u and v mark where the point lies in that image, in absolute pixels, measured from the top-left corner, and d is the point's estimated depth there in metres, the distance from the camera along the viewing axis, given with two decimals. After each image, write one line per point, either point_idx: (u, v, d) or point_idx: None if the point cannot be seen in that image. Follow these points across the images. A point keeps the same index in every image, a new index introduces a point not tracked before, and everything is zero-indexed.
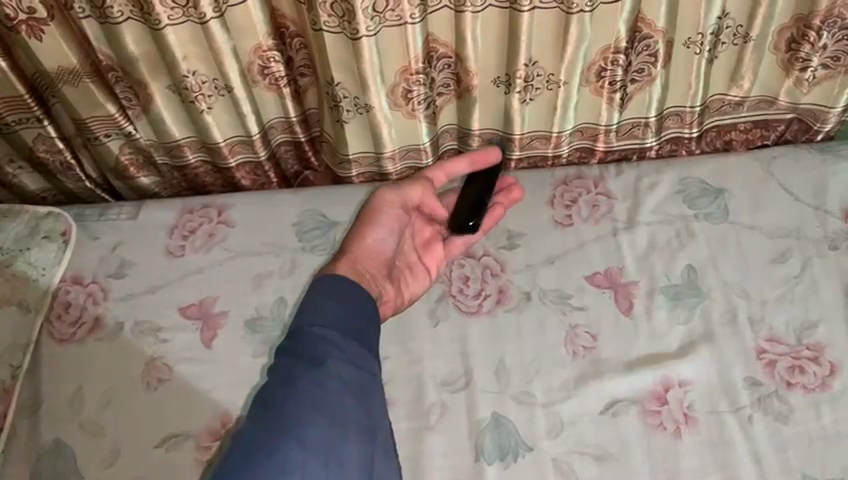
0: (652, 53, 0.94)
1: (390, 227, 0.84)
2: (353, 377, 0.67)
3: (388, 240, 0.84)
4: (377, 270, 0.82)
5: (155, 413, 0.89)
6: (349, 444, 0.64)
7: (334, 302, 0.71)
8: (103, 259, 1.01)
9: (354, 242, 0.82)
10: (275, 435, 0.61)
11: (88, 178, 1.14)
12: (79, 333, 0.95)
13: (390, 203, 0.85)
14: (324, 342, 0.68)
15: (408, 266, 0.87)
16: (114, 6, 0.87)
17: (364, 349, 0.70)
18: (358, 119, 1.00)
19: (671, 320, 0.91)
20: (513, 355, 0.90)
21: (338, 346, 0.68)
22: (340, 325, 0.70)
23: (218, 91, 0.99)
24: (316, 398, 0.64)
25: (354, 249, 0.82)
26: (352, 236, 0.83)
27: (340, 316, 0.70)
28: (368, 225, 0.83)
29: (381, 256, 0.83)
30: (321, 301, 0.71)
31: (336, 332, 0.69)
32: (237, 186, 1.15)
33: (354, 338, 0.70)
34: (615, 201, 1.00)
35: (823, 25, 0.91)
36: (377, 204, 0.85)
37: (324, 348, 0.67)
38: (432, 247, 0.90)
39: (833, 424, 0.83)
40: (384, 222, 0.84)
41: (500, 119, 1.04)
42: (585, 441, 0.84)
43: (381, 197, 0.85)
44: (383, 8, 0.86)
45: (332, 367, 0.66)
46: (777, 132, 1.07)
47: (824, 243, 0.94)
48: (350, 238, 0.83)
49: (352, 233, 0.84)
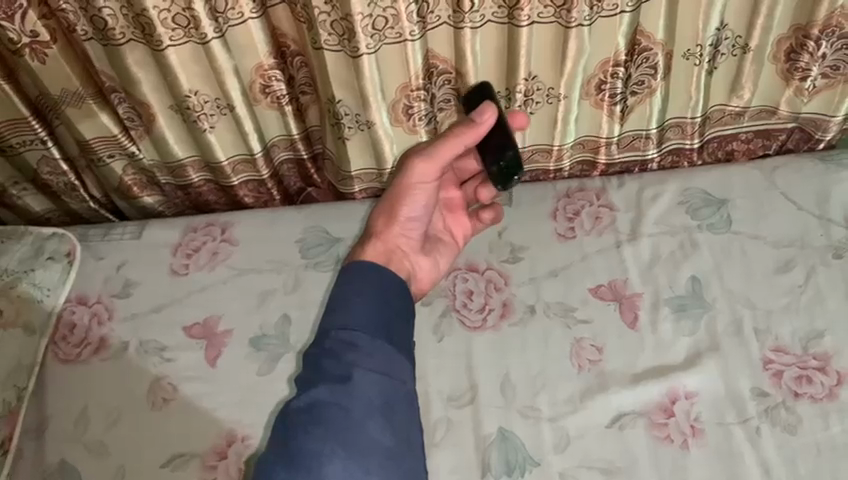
0: (652, 66, 0.95)
1: (424, 199, 0.82)
2: (380, 393, 0.65)
3: (419, 210, 0.83)
4: (410, 248, 0.83)
5: (161, 432, 0.89)
6: (372, 475, 0.62)
7: (362, 302, 0.70)
8: (107, 279, 1.02)
9: (383, 222, 0.82)
10: (296, 472, 0.61)
11: (92, 198, 1.14)
12: (85, 353, 0.95)
13: (424, 175, 0.81)
14: (349, 349, 0.67)
15: (442, 241, 0.89)
16: (116, 28, 0.88)
17: (394, 356, 0.68)
18: (359, 136, 1.01)
19: (677, 333, 0.90)
20: (519, 369, 0.90)
21: (363, 356, 0.66)
22: (366, 331, 0.68)
23: (220, 110, 1.00)
24: (338, 422, 0.63)
25: (386, 228, 0.82)
26: (380, 216, 0.82)
27: (368, 321, 0.69)
28: (399, 204, 0.82)
29: (415, 232, 0.83)
30: (347, 305, 0.70)
31: (363, 339, 0.67)
32: (240, 204, 1.16)
33: (383, 344, 0.68)
34: (617, 213, 1.00)
35: (822, 34, 0.92)
36: (413, 179, 0.81)
37: (348, 360, 0.66)
38: (461, 214, 0.91)
39: (842, 434, 0.82)
40: (419, 196, 0.82)
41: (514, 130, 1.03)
42: (592, 455, 0.83)
43: (413, 175, 0.81)
44: (382, 25, 0.87)
45: (358, 381, 0.65)
46: (779, 141, 1.07)
47: (828, 251, 0.94)
48: (379, 218, 0.82)
49: (382, 211, 0.83)
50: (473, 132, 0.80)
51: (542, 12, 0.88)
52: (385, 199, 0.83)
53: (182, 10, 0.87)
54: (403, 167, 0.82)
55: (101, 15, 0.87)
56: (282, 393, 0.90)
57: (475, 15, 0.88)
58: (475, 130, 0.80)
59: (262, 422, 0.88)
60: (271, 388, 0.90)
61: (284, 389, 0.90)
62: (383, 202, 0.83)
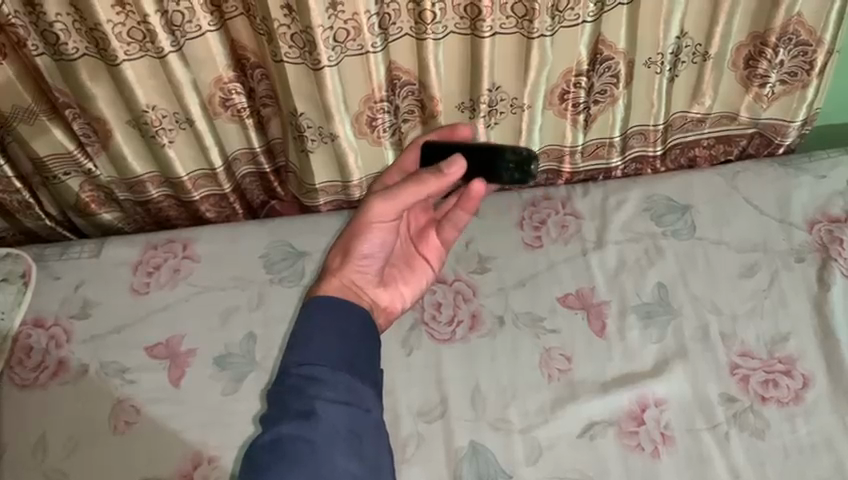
0: (614, 74, 0.95)
1: (381, 237, 0.77)
2: (345, 423, 0.63)
3: (378, 247, 0.77)
4: (368, 283, 0.77)
5: (123, 457, 0.86)
6: None
7: (324, 334, 0.67)
8: (65, 299, 0.99)
9: (340, 259, 0.76)
10: None
11: (47, 216, 1.10)
12: (42, 377, 0.93)
13: (384, 215, 0.75)
14: (311, 381, 0.64)
15: (406, 268, 0.82)
16: (69, 43, 0.86)
17: (358, 384, 0.65)
18: (323, 148, 0.99)
19: (644, 340, 0.91)
20: (489, 381, 0.89)
21: (327, 387, 0.64)
22: (328, 362, 0.65)
23: (179, 125, 0.98)
24: (303, 456, 0.61)
25: (341, 265, 0.76)
26: (339, 251, 0.77)
27: (331, 352, 0.66)
28: (358, 240, 0.76)
29: (372, 268, 0.77)
30: (307, 337, 0.66)
31: (325, 372, 0.65)
32: (202, 219, 1.13)
33: (346, 374, 0.65)
34: (583, 221, 1.00)
35: (779, 41, 0.93)
36: (370, 218, 0.75)
37: (311, 395, 0.63)
38: (429, 235, 0.84)
39: (809, 437, 0.83)
40: (376, 234, 0.76)
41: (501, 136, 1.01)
42: (564, 465, 0.83)
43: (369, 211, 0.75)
44: (344, 37, 0.86)
45: (322, 414, 0.62)
46: (740, 147, 1.08)
47: (791, 255, 0.95)
48: (336, 253, 0.77)
49: (340, 246, 0.78)
50: (439, 181, 0.72)
51: (503, 22, 0.88)
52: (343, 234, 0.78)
53: (138, 23, 0.85)
54: (362, 204, 0.76)
55: (53, 29, 0.85)
56: (248, 412, 0.88)
57: (437, 27, 0.87)
58: (441, 180, 0.72)
59: (228, 443, 0.86)
60: (236, 408, 0.88)
61: (249, 409, 0.88)
62: (342, 238, 0.78)
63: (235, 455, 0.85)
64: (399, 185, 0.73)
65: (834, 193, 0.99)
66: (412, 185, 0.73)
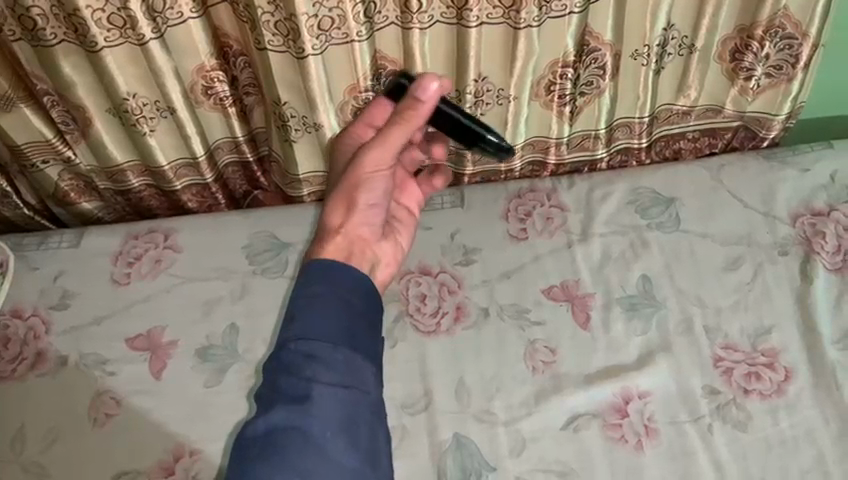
0: (601, 66, 0.95)
1: (378, 189, 0.75)
2: (342, 408, 0.59)
3: (375, 198, 0.75)
4: (371, 235, 0.76)
5: (103, 450, 0.85)
6: None
7: (321, 310, 0.63)
8: (44, 290, 0.97)
9: (342, 214, 0.75)
10: None
11: (26, 205, 1.08)
12: (20, 369, 0.91)
13: (380, 161, 0.74)
14: (308, 361, 0.60)
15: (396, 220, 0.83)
16: (47, 28, 0.85)
17: (358, 363, 0.62)
18: (307, 138, 0.98)
19: (628, 332, 0.91)
20: (473, 373, 0.89)
21: (323, 367, 0.60)
22: (327, 337, 0.62)
23: (160, 113, 0.97)
24: (296, 445, 0.57)
25: (345, 219, 0.75)
26: (336, 209, 0.75)
27: (328, 329, 0.62)
28: (357, 192, 0.75)
29: (375, 218, 0.76)
30: (306, 308, 0.63)
31: (324, 348, 0.61)
32: (183, 209, 1.12)
33: (345, 352, 0.61)
34: (568, 214, 1.00)
35: (765, 34, 0.93)
36: (366, 166, 0.74)
37: (308, 374, 0.60)
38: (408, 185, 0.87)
39: (790, 430, 0.83)
40: (376, 183, 0.75)
41: (486, 128, 1.01)
42: (548, 458, 0.83)
43: (366, 159, 0.74)
44: (328, 26, 0.85)
45: (316, 398, 0.59)
46: (724, 140, 1.09)
47: (774, 249, 0.95)
48: (336, 209, 0.75)
49: (336, 203, 0.75)
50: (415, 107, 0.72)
51: (491, 12, 0.87)
52: (337, 193, 0.76)
53: (118, 9, 0.83)
54: (354, 160, 0.75)
55: (30, 14, 0.83)
56: (230, 405, 0.87)
57: (423, 16, 0.87)
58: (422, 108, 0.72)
59: (210, 436, 0.85)
60: (218, 401, 0.87)
61: (232, 401, 0.87)
62: (334, 201, 0.76)
63: (217, 448, 0.84)
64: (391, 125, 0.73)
65: (818, 187, 1.00)
66: (402, 117, 0.73)
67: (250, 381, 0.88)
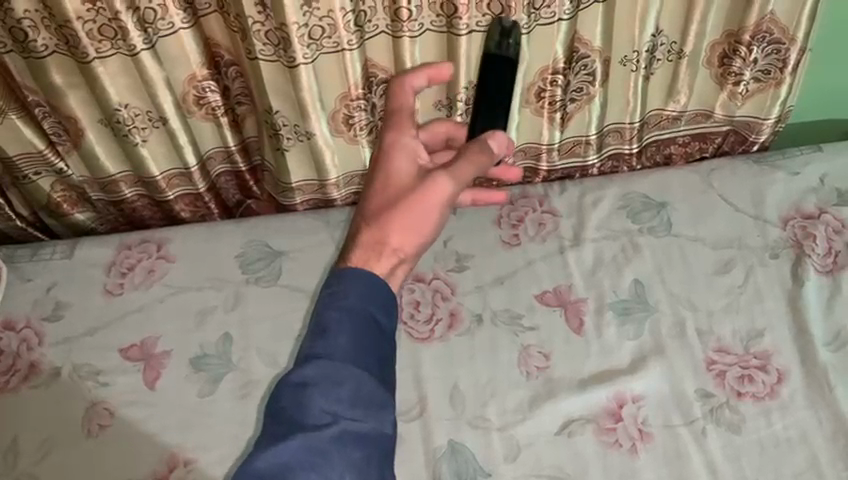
0: (590, 72, 0.95)
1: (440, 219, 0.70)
2: (358, 443, 0.58)
3: (435, 222, 0.70)
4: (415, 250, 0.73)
5: (97, 461, 0.85)
6: None
7: (345, 334, 0.61)
8: (37, 301, 0.97)
9: (402, 237, 0.68)
10: None
11: (19, 217, 1.08)
12: (14, 381, 0.91)
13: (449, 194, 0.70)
14: (328, 388, 0.59)
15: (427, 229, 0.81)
16: (38, 40, 0.85)
17: (381, 396, 0.61)
18: (299, 146, 0.98)
19: (621, 336, 0.91)
20: (468, 379, 0.89)
21: (344, 398, 0.59)
22: (355, 364, 0.61)
23: (152, 123, 0.97)
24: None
25: (401, 242, 0.68)
26: (392, 226, 0.68)
27: (350, 354, 0.61)
28: (420, 215, 0.69)
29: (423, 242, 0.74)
30: (336, 328, 0.61)
31: (346, 374, 0.60)
32: (176, 219, 1.12)
33: (365, 381, 0.60)
34: (560, 219, 1.00)
35: (753, 39, 0.94)
36: (437, 195, 0.69)
37: (330, 404, 0.59)
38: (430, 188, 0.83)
39: (784, 431, 0.84)
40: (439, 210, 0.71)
41: None
42: (543, 462, 0.83)
43: (439, 189, 0.70)
44: (319, 35, 0.85)
45: (334, 433, 0.58)
46: (715, 144, 1.09)
47: (765, 252, 0.96)
48: (393, 229, 0.68)
49: (394, 223, 0.68)
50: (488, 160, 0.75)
51: (480, 20, 0.88)
52: (395, 203, 0.70)
53: (109, 20, 0.83)
54: (424, 179, 0.70)
55: (21, 26, 0.83)
56: (225, 413, 0.87)
57: (413, 24, 0.87)
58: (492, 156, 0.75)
59: (204, 445, 0.85)
60: (212, 410, 0.87)
61: (227, 410, 0.87)
62: (391, 211, 0.69)
63: (211, 458, 0.84)
64: (462, 158, 0.72)
65: (807, 190, 1.00)
66: (474, 156, 0.73)
67: (244, 390, 0.88)
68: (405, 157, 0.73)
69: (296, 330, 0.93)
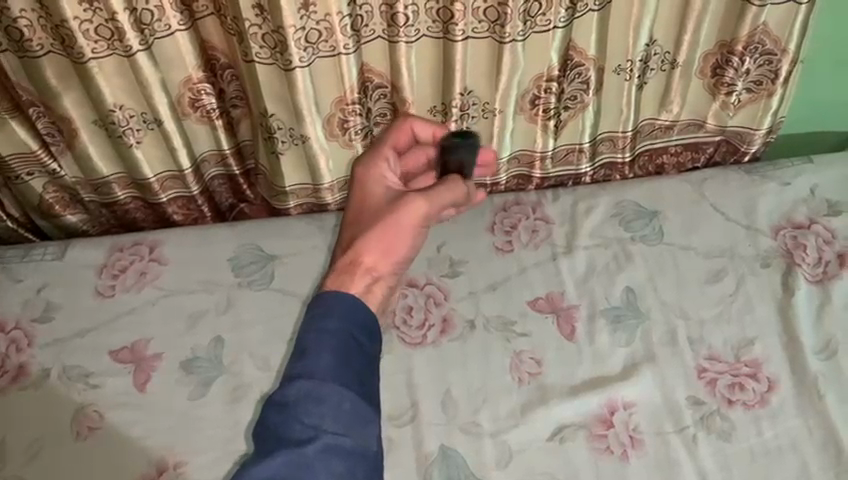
0: (584, 81, 0.96)
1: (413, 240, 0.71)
2: (343, 459, 0.57)
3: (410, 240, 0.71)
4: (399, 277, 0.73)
5: (85, 464, 0.84)
6: None
7: (327, 353, 0.60)
8: (27, 302, 0.96)
9: (376, 256, 0.68)
10: None
11: (10, 217, 1.08)
12: (2, 382, 0.90)
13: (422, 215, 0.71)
14: (311, 407, 0.58)
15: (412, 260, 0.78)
16: (34, 39, 0.85)
17: (366, 412, 0.59)
18: (294, 150, 0.98)
19: (613, 343, 0.91)
20: (460, 384, 0.89)
21: (328, 415, 0.58)
22: (337, 381, 0.59)
23: (146, 125, 0.97)
24: None
25: (377, 262, 0.69)
26: (366, 247, 0.69)
27: (332, 372, 0.59)
28: (393, 235, 0.70)
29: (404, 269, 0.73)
30: (317, 348, 0.60)
31: (329, 392, 0.58)
32: (169, 222, 1.11)
33: (347, 398, 0.59)
34: (553, 226, 1.01)
35: (745, 50, 0.95)
36: (408, 215, 0.70)
37: (313, 422, 0.58)
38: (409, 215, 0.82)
39: (774, 440, 0.84)
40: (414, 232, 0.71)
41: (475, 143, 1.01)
42: (535, 469, 0.83)
43: (412, 207, 0.71)
44: (316, 39, 0.86)
45: (317, 450, 0.57)
46: (707, 154, 1.10)
47: (756, 261, 0.96)
48: (368, 247, 0.69)
49: (369, 243, 0.69)
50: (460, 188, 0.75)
51: (476, 27, 0.88)
52: (369, 224, 0.71)
53: (105, 21, 0.84)
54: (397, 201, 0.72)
55: (17, 25, 0.83)
56: (215, 416, 0.87)
57: (410, 30, 0.87)
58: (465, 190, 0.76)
59: (193, 449, 0.85)
60: (202, 413, 0.87)
61: (216, 414, 0.87)
62: (363, 233, 0.70)
63: (201, 462, 0.84)
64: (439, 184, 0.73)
65: (798, 201, 1.01)
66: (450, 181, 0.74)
67: (235, 394, 0.88)
68: (376, 183, 0.76)
69: (288, 334, 0.92)
